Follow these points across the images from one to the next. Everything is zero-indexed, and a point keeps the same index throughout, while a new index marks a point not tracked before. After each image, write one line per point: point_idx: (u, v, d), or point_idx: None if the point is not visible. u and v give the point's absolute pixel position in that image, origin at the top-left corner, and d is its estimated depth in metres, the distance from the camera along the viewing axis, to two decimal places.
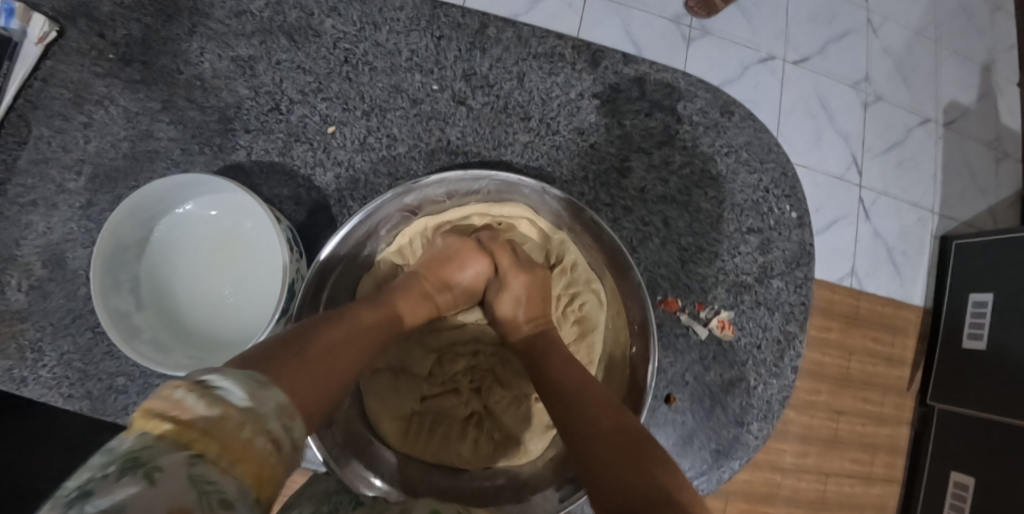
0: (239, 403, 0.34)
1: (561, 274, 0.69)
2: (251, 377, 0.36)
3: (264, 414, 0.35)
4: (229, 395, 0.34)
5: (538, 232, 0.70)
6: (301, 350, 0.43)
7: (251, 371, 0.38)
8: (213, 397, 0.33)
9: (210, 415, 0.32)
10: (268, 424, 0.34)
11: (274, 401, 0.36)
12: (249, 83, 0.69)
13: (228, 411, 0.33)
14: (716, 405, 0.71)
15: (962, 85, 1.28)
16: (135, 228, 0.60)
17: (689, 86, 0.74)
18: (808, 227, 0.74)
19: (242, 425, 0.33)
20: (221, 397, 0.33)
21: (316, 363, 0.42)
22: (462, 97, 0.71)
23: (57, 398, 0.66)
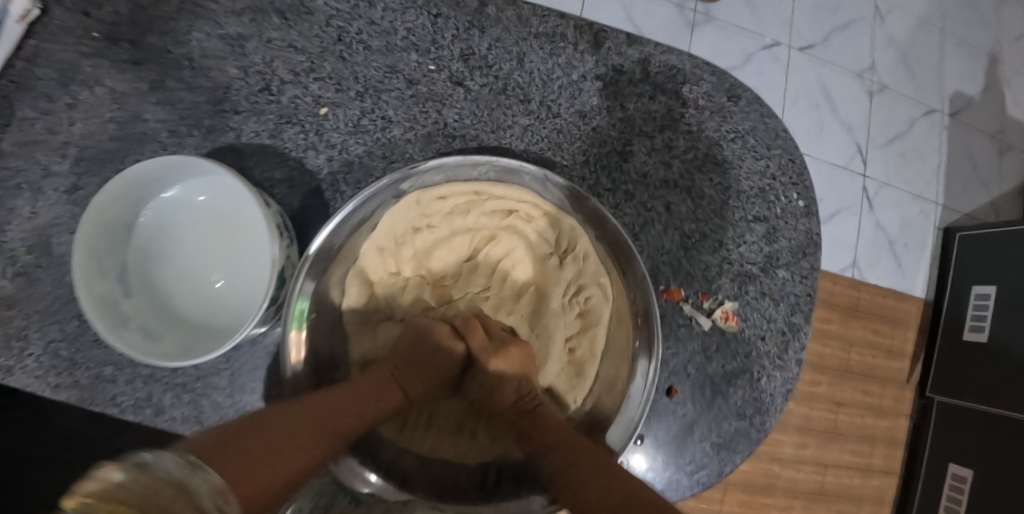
0: (170, 477, 0.35)
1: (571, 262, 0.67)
2: (185, 461, 0.37)
3: (196, 490, 0.35)
4: (163, 471, 0.35)
5: (542, 216, 0.67)
6: (257, 426, 0.44)
7: (194, 453, 0.39)
8: (144, 470, 0.34)
9: (139, 490, 0.33)
10: (200, 498, 0.35)
11: (208, 482, 0.37)
12: (239, 63, 0.66)
13: (160, 486, 0.34)
14: (718, 396, 0.69)
15: (969, 76, 1.26)
16: (123, 211, 0.58)
17: (695, 69, 0.72)
18: (815, 215, 0.73)
19: (162, 493, 0.34)
20: (152, 471, 0.35)
21: (261, 452, 0.42)
22: (460, 77, 0.69)
23: (43, 388, 0.64)
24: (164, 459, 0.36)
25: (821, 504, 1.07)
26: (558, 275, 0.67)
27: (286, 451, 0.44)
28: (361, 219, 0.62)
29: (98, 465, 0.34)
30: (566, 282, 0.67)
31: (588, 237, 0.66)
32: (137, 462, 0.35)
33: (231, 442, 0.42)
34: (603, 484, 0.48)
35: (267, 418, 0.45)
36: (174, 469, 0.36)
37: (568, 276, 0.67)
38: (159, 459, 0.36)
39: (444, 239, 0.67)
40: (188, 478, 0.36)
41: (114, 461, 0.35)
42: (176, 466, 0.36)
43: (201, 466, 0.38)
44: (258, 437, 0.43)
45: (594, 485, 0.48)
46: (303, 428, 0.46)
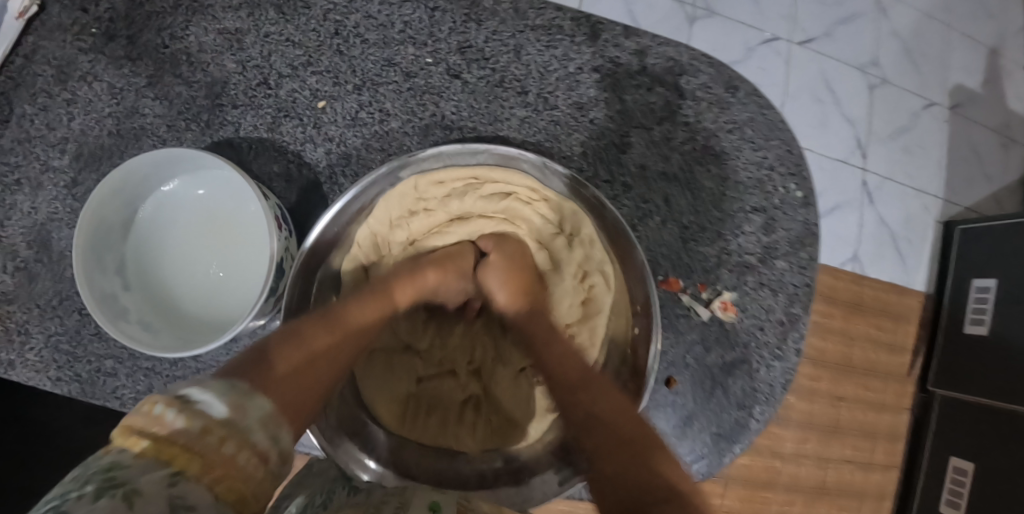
0: (219, 416, 0.35)
1: (573, 246, 0.68)
2: (234, 389, 0.39)
3: (246, 428, 0.36)
4: (212, 411, 0.35)
5: (541, 202, 0.67)
6: (286, 352, 0.45)
7: (234, 382, 0.40)
8: (194, 408, 0.35)
9: (188, 428, 0.33)
10: (250, 433, 0.36)
11: (258, 410, 0.38)
12: (237, 57, 0.67)
13: (209, 425, 0.34)
14: (717, 387, 0.69)
15: (970, 69, 1.25)
16: (121, 205, 0.58)
17: (693, 60, 0.72)
18: (814, 206, 0.72)
19: (210, 433, 0.34)
20: (201, 410, 0.35)
21: (289, 381, 0.44)
22: (458, 70, 0.69)
23: (45, 382, 0.65)
24: (209, 394, 0.37)
25: (822, 497, 1.06)
26: (568, 257, 0.68)
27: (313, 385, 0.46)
28: (360, 206, 0.62)
29: (145, 400, 0.35)
30: (572, 267, 0.68)
31: (592, 222, 0.65)
32: (183, 398, 0.35)
33: (261, 364, 0.43)
34: (605, 401, 0.52)
35: (291, 343, 0.46)
36: (221, 404, 0.36)
37: (571, 261, 0.68)
38: (204, 395, 0.36)
39: (444, 227, 0.68)
40: (236, 411, 0.37)
41: (159, 396, 0.35)
42: (224, 399, 0.37)
43: (247, 393, 0.39)
44: (289, 365, 0.45)
45: (592, 400, 0.52)
46: (330, 352, 0.48)
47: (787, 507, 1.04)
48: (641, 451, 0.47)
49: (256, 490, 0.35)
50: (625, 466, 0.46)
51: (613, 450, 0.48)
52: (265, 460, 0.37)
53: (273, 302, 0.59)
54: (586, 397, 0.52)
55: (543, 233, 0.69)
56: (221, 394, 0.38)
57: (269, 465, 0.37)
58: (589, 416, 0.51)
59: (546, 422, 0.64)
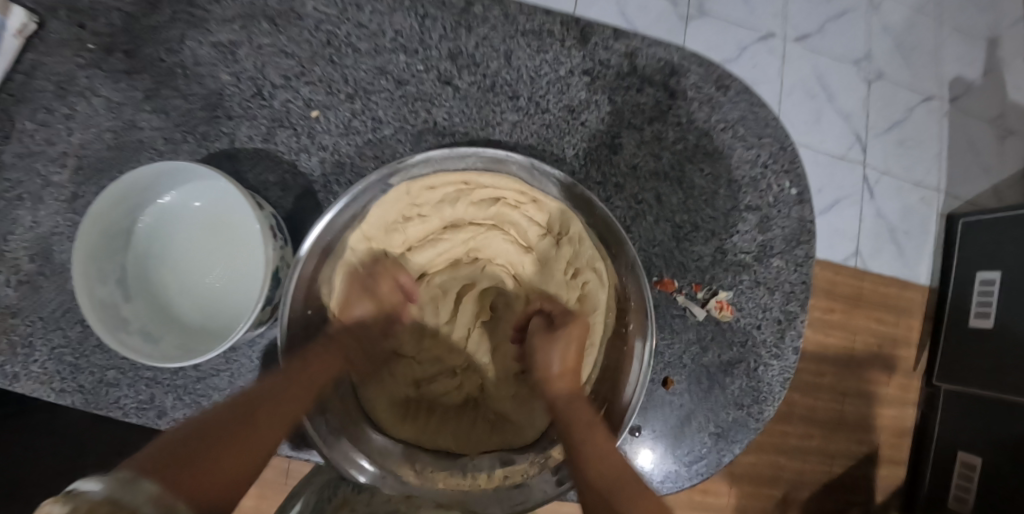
0: (104, 496, 0.36)
1: (567, 245, 0.68)
2: (114, 480, 0.38)
3: (135, 504, 0.37)
4: (98, 496, 0.36)
5: (533, 202, 0.67)
6: (229, 432, 0.48)
7: (118, 471, 0.40)
8: (76, 499, 0.35)
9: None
10: (140, 512, 0.37)
11: (146, 493, 0.39)
12: (231, 70, 0.67)
13: (97, 505, 0.36)
14: (715, 386, 0.69)
15: (967, 61, 1.25)
16: (122, 216, 0.58)
17: (682, 60, 0.72)
18: (808, 203, 0.72)
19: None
20: (86, 496, 0.36)
21: (204, 464, 0.45)
22: (448, 77, 0.70)
23: (49, 393, 0.66)
24: (91, 480, 0.37)
25: (829, 495, 1.06)
26: (557, 255, 0.69)
27: (240, 459, 0.47)
28: (356, 215, 0.63)
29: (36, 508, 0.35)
30: (563, 264, 0.69)
31: (584, 221, 0.65)
32: (70, 492, 0.36)
33: (171, 457, 0.44)
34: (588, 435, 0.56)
35: (241, 416, 0.49)
36: (104, 485, 0.37)
37: (562, 259, 0.69)
38: (87, 482, 0.37)
39: (441, 232, 0.70)
40: (121, 489, 0.38)
41: (48, 499, 0.35)
42: (106, 481, 0.38)
43: (129, 479, 0.39)
44: (236, 446, 0.47)
45: (580, 439, 0.56)
46: (269, 418, 0.51)
47: (792, 504, 1.04)
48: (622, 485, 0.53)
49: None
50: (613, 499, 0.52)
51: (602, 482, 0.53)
52: None
53: (270, 310, 0.60)
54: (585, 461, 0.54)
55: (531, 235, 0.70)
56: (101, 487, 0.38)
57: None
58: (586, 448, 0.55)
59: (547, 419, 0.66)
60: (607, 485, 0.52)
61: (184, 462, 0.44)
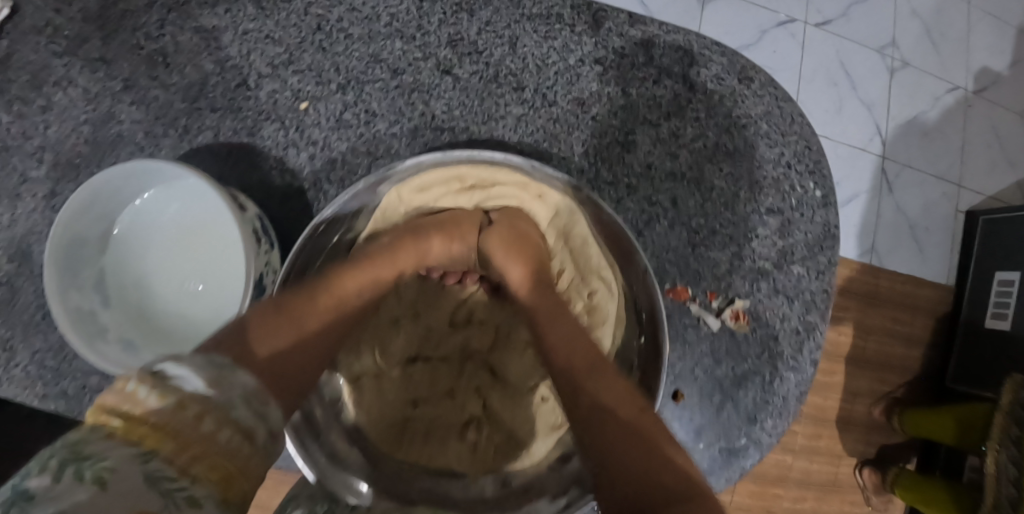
0: (195, 391, 0.33)
1: (565, 244, 0.63)
2: (212, 364, 0.36)
3: (228, 404, 0.34)
4: (187, 385, 0.33)
5: (536, 199, 0.62)
6: (284, 312, 0.46)
7: (211, 356, 0.38)
8: (168, 384, 0.32)
9: (161, 409, 0.30)
10: (234, 409, 0.34)
11: (240, 387, 0.36)
12: (214, 57, 0.63)
13: (184, 401, 0.32)
14: (727, 401, 0.65)
15: (996, 50, 1.17)
16: (96, 220, 0.55)
17: (704, 49, 0.67)
18: (833, 206, 0.68)
19: (186, 412, 0.31)
20: (176, 386, 0.32)
21: (286, 344, 0.44)
22: (448, 65, 0.65)
23: (32, 399, 0.63)
24: (185, 368, 0.34)
25: (833, 494, 1.02)
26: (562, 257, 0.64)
27: (309, 353, 0.45)
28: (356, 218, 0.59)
29: (121, 377, 0.33)
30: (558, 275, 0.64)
31: (586, 221, 0.61)
32: (157, 373, 0.33)
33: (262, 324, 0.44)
34: (616, 390, 0.47)
35: (293, 307, 0.47)
36: (200, 380, 0.34)
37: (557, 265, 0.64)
38: (180, 369, 0.34)
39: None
40: (215, 387, 0.34)
41: (134, 372, 0.33)
42: (202, 375, 0.34)
43: (225, 368, 0.37)
44: (290, 321, 0.45)
45: (606, 388, 0.47)
46: (331, 322, 0.48)
47: (799, 503, 1.00)
48: (648, 444, 0.43)
49: (245, 466, 0.32)
50: (625, 454, 0.43)
51: (619, 442, 0.43)
52: (253, 438, 0.34)
53: None
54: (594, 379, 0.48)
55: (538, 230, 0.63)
56: (197, 367, 0.36)
57: (257, 441, 0.34)
58: (595, 414, 0.46)
59: (553, 439, 0.61)
60: (609, 425, 0.45)
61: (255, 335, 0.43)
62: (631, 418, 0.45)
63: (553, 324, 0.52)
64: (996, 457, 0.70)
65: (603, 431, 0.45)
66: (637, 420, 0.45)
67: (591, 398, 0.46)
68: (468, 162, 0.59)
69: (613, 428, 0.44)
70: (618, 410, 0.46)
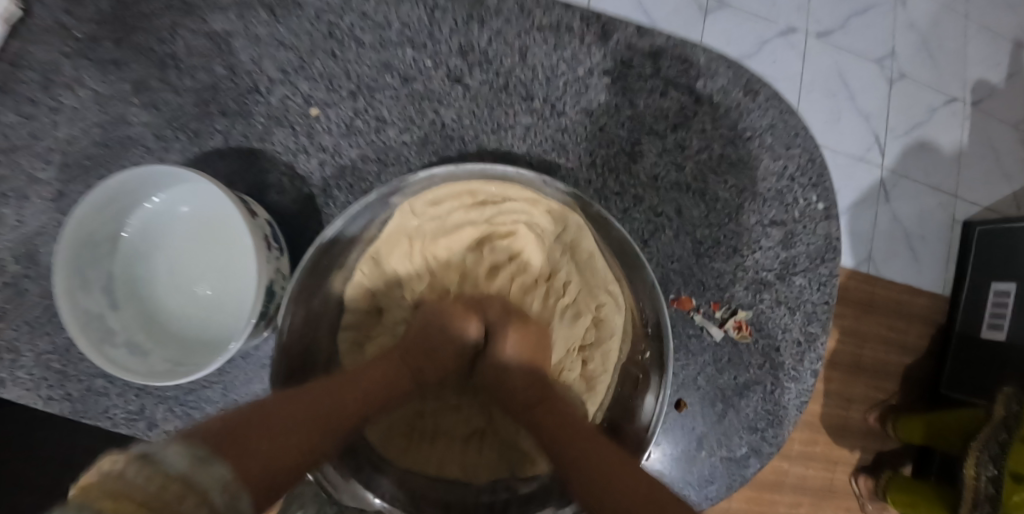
0: (176, 471, 0.34)
1: (575, 258, 0.63)
2: (191, 452, 0.36)
3: (204, 485, 0.35)
4: (171, 464, 0.34)
5: (547, 213, 0.61)
6: (243, 425, 0.41)
7: (192, 441, 0.37)
8: (151, 463, 0.33)
9: (143, 486, 0.32)
10: (209, 493, 0.35)
11: (217, 476, 0.36)
12: (226, 62, 0.63)
13: (166, 480, 0.33)
14: (729, 409, 0.66)
15: (990, 64, 1.19)
16: (106, 222, 0.55)
17: (710, 63, 0.68)
18: (835, 218, 0.68)
19: (167, 489, 0.32)
20: (160, 464, 0.33)
21: (261, 441, 0.41)
22: (459, 74, 0.65)
23: (36, 401, 0.63)
24: (170, 449, 0.35)
25: (828, 501, 1.04)
26: (573, 270, 0.63)
27: (291, 433, 0.43)
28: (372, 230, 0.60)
29: (107, 457, 0.34)
30: (563, 289, 0.63)
31: (595, 236, 0.61)
32: (142, 454, 0.34)
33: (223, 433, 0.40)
34: (595, 461, 0.47)
35: (260, 414, 0.43)
36: (180, 459, 0.35)
37: (563, 279, 0.63)
38: (164, 450, 0.35)
39: (441, 240, 0.62)
40: (194, 468, 0.35)
41: (120, 452, 0.34)
42: (185, 455, 0.35)
43: (205, 456, 0.37)
44: (258, 433, 0.41)
45: (578, 447, 0.48)
46: (306, 421, 0.44)
47: (794, 508, 1.01)
48: (643, 493, 0.45)
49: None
50: (619, 495, 0.44)
51: (606, 482, 0.45)
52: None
53: (264, 324, 0.56)
54: (584, 443, 0.49)
55: (549, 244, 0.63)
56: (177, 450, 0.36)
57: (216, 513, 0.34)
58: (578, 460, 0.48)
59: None
60: (587, 486, 0.46)
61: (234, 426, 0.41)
62: (616, 467, 0.47)
63: (547, 415, 0.52)
64: (975, 457, 0.72)
65: (584, 464, 0.47)
66: (614, 466, 0.47)
67: (571, 453, 0.48)
68: (479, 176, 0.59)
69: (592, 466, 0.47)
70: (598, 473, 0.46)
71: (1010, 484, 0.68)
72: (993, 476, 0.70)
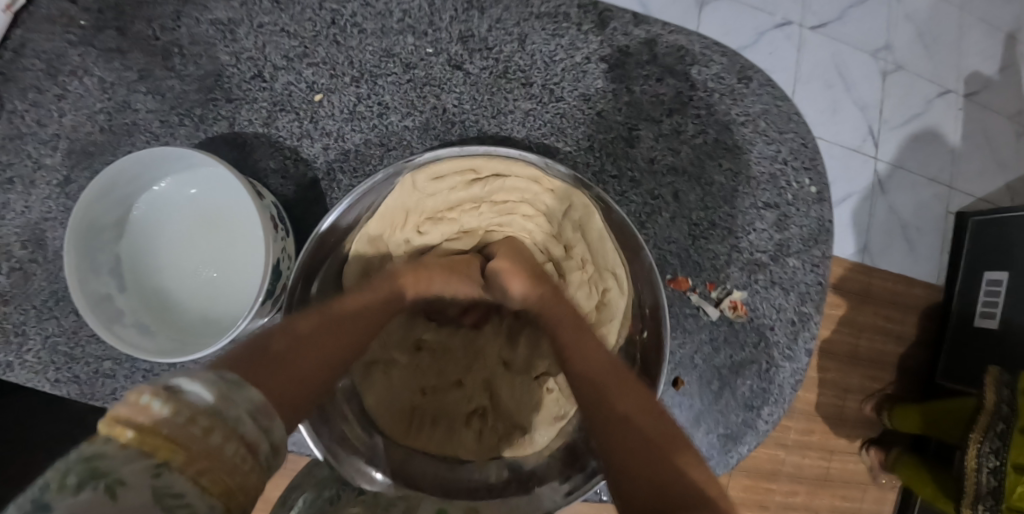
0: (208, 405, 0.30)
1: (578, 238, 0.63)
2: (219, 381, 0.32)
3: (235, 418, 0.31)
4: (199, 400, 0.30)
5: (548, 192, 0.62)
6: (277, 349, 0.39)
7: (222, 371, 0.34)
8: (177, 398, 0.29)
9: (172, 420, 0.28)
10: (243, 428, 0.31)
11: (244, 403, 0.32)
12: (229, 49, 0.64)
13: (195, 415, 0.29)
14: (725, 387, 0.68)
15: (985, 56, 1.21)
16: (113, 206, 0.56)
17: (704, 50, 0.69)
18: (827, 202, 0.70)
19: (197, 423, 0.28)
20: (186, 399, 0.29)
21: (284, 363, 0.39)
22: (459, 61, 0.67)
23: (43, 383, 0.64)
24: (198, 382, 0.31)
25: (824, 488, 1.05)
26: (578, 252, 0.64)
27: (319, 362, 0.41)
28: (371, 204, 0.60)
29: (133, 389, 0.29)
30: (580, 265, 0.64)
31: (601, 218, 0.60)
32: (171, 387, 0.30)
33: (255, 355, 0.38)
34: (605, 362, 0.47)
35: (278, 339, 0.41)
36: (210, 392, 0.31)
37: (578, 256, 0.64)
38: (192, 383, 0.31)
39: (443, 214, 0.63)
40: (225, 397, 0.31)
41: (149, 384, 0.30)
42: (213, 387, 0.31)
43: (235, 383, 0.33)
44: (288, 366, 0.38)
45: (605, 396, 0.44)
46: (324, 353, 0.42)
47: (788, 494, 1.03)
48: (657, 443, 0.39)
49: (246, 483, 0.30)
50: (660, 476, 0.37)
51: (645, 457, 0.38)
52: (257, 451, 0.31)
53: (269, 304, 0.57)
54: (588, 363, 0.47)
55: (552, 224, 0.64)
56: (206, 383, 0.32)
57: (260, 457, 0.31)
58: (615, 424, 0.42)
59: (555, 430, 0.62)
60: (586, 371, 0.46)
61: (266, 351, 0.39)
62: (660, 442, 0.40)
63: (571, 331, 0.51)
64: (977, 448, 0.70)
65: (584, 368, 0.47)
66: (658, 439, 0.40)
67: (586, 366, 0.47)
68: (484, 155, 0.59)
69: (626, 444, 0.40)
70: (651, 434, 0.40)
71: (1011, 476, 0.66)
72: (994, 468, 0.68)
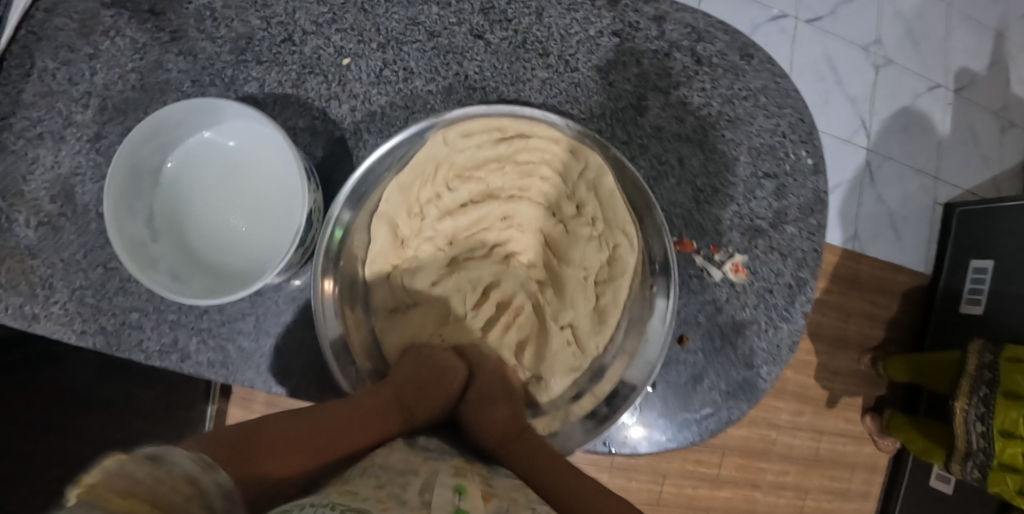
0: (184, 473, 0.35)
1: (592, 196, 0.66)
2: (195, 458, 0.38)
3: (207, 491, 0.36)
4: (179, 469, 0.35)
5: (563, 152, 0.66)
6: (261, 440, 0.46)
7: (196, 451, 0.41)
8: (163, 465, 0.34)
9: (156, 487, 0.32)
10: (210, 497, 0.36)
11: (220, 481, 0.38)
12: (261, 14, 0.67)
13: (175, 483, 0.34)
14: (727, 344, 0.71)
15: (973, 52, 1.27)
16: (151, 155, 0.59)
17: (709, 27, 0.73)
18: (824, 174, 0.74)
19: (176, 490, 0.33)
20: (171, 469, 0.34)
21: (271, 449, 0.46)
22: (480, 30, 0.70)
23: (70, 334, 0.65)
24: (172, 455, 0.36)
25: (816, 468, 1.09)
26: (591, 210, 0.67)
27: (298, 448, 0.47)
28: (405, 155, 0.64)
29: (106, 454, 0.32)
30: (590, 222, 0.67)
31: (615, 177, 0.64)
32: (148, 457, 0.34)
33: (243, 447, 0.45)
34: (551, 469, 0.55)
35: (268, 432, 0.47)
36: (184, 465, 0.36)
37: (590, 213, 0.67)
38: (168, 455, 0.35)
39: (471, 172, 0.66)
40: (199, 473, 0.37)
41: (123, 452, 0.33)
42: (186, 462, 0.36)
43: (208, 463, 0.39)
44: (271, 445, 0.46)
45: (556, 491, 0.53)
46: (302, 446, 0.48)
47: (781, 477, 1.07)
48: None
49: None
50: None
51: None
52: None
53: (301, 252, 0.60)
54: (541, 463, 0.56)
55: (569, 182, 0.67)
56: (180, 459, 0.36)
57: None
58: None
59: (569, 380, 0.66)
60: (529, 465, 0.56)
61: (260, 443, 0.46)
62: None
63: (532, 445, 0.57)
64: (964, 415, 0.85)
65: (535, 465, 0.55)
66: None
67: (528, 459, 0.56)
68: (507, 112, 0.63)
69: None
70: None
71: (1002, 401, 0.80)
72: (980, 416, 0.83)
